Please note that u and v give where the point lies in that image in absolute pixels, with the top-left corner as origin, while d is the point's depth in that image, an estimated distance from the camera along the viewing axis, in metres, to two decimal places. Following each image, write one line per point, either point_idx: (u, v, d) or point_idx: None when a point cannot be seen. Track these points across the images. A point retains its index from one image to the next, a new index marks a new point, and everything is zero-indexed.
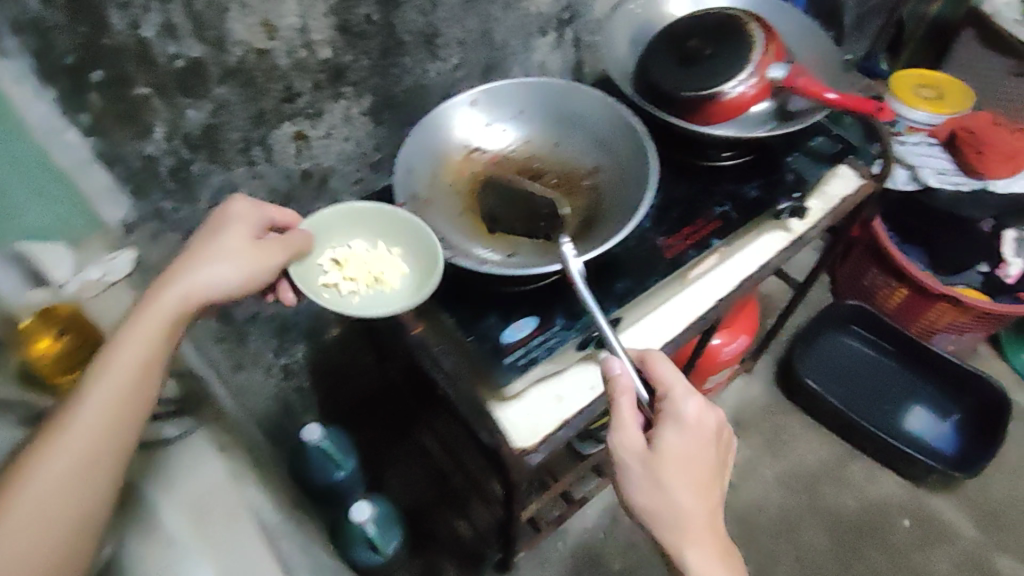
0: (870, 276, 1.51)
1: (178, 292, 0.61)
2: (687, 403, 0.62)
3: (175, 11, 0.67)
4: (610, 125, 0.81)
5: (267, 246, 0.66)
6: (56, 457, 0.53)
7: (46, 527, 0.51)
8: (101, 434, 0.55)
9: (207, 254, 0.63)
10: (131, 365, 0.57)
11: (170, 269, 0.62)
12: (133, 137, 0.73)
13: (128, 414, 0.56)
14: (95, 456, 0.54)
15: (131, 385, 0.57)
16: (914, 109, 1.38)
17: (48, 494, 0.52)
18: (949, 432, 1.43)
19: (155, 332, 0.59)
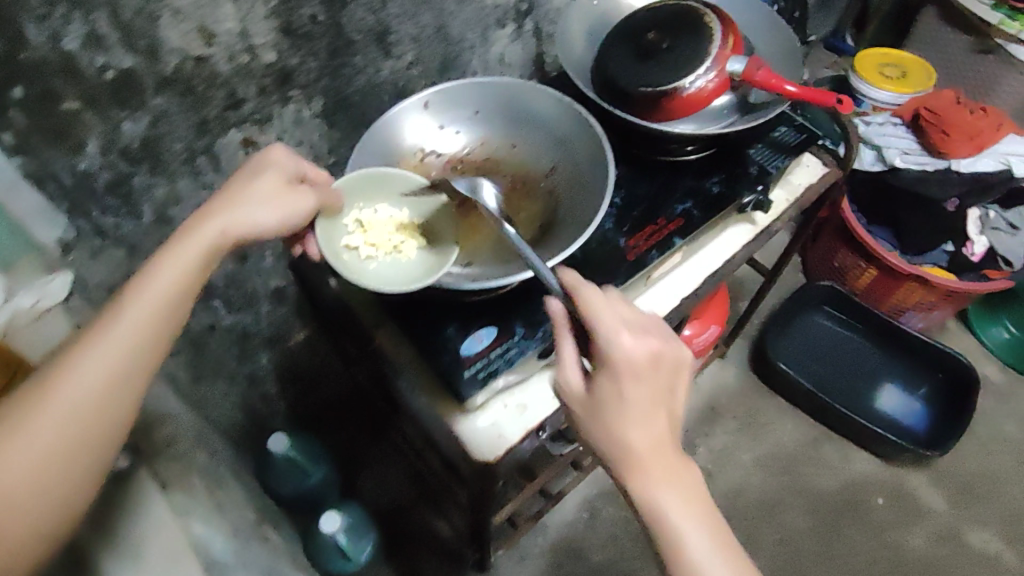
0: (840, 258, 1.51)
1: (216, 227, 0.60)
2: (618, 339, 0.56)
3: (100, 20, 0.63)
4: (568, 124, 0.79)
5: (304, 197, 0.65)
6: (72, 390, 0.50)
7: (51, 465, 0.49)
8: (119, 373, 0.52)
9: (246, 195, 0.63)
10: (162, 299, 0.56)
11: (209, 204, 0.62)
12: (65, 154, 0.69)
13: (151, 354, 0.55)
14: (109, 399, 0.52)
15: (159, 324, 0.55)
16: (878, 90, 1.41)
17: (57, 433, 0.49)
18: (919, 409, 1.46)
19: (190, 269, 0.58)
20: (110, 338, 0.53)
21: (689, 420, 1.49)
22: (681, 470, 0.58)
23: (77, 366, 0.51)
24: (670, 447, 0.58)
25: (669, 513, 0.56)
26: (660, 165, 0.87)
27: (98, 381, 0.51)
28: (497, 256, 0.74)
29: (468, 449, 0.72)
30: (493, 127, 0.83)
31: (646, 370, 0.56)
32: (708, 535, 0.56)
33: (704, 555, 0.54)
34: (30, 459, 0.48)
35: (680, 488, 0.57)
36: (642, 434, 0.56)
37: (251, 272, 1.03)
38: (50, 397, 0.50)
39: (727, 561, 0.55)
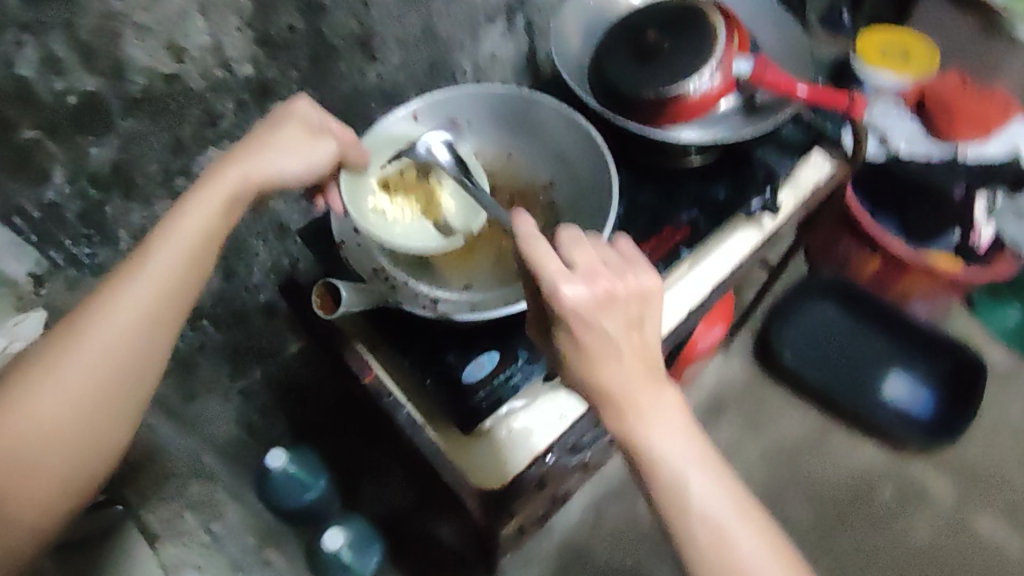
0: (844, 246, 1.46)
1: (234, 175, 0.60)
2: (566, 289, 0.53)
3: (56, 42, 0.59)
4: (566, 133, 0.75)
5: (325, 150, 0.65)
6: (100, 335, 0.53)
7: (87, 401, 0.52)
8: (144, 319, 0.54)
9: (268, 141, 0.63)
10: (185, 246, 0.57)
11: (232, 152, 0.62)
12: (28, 186, 0.65)
13: (176, 301, 0.56)
14: (134, 344, 0.54)
15: (181, 270, 0.56)
16: (877, 74, 1.32)
17: (89, 375, 0.52)
18: (926, 398, 1.40)
19: (212, 216, 0.59)
20: (134, 285, 0.54)
21: (694, 416, 1.47)
22: (659, 400, 0.55)
23: (105, 311, 0.53)
24: (644, 379, 0.55)
25: (648, 445, 0.54)
26: (664, 170, 0.83)
27: (124, 327, 0.54)
28: (496, 277, 0.70)
29: (470, 480, 0.68)
30: (486, 137, 0.78)
31: (606, 309, 0.54)
32: (694, 457, 0.54)
33: (688, 478, 0.53)
34: (66, 399, 0.51)
35: (656, 419, 0.55)
36: (610, 375, 0.55)
37: (239, 288, 0.98)
38: (82, 343, 0.53)
39: (714, 479, 0.54)
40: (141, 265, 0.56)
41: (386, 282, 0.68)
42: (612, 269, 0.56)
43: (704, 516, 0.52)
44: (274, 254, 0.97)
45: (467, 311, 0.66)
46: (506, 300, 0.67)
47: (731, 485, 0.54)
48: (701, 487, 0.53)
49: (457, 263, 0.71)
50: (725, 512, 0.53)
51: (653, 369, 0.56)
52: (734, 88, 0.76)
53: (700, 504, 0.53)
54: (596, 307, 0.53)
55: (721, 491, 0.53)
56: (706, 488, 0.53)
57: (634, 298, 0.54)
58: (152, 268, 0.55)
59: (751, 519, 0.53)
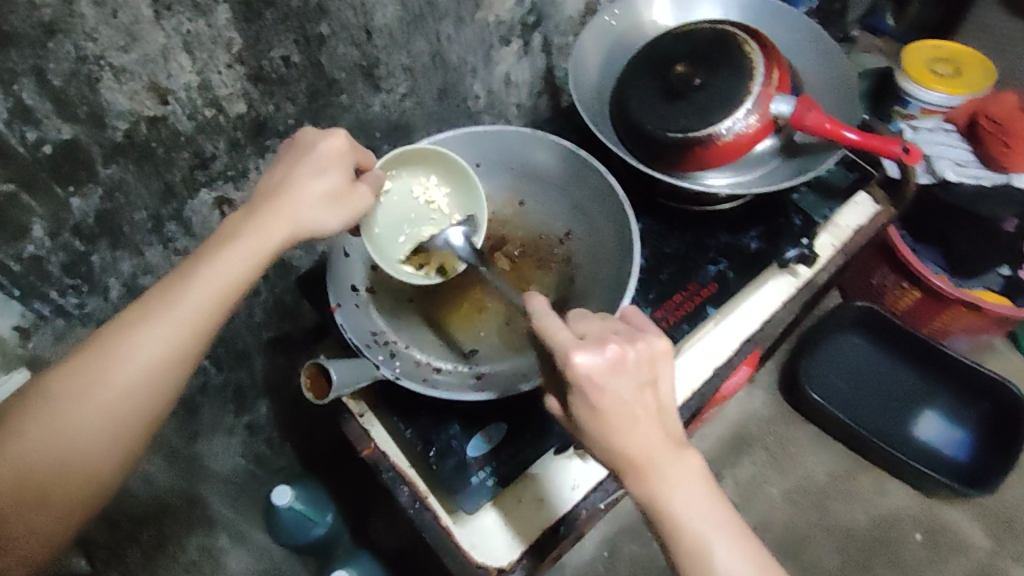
0: (879, 275, 1.37)
1: (277, 224, 0.53)
2: (575, 357, 0.47)
3: (26, 90, 0.53)
4: (583, 183, 0.68)
5: (365, 200, 0.58)
6: (99, 385, 0.45)
7: (94, 453, 0.46)
8: (150, 374, 0.47)
9: (313, 192, 0.55)
10: (223, 294, 0.50)
11: (274, 194, 0.54)
12: (7, 243, 0.59)
13: (189, 355, 0.48)
14: (135, 401, 0.46)
15: (201, 324, 0.48)
16: (927, 90, 1.24)
17: (74, 428, 0.45)
18: (963, 439, 1.34)
19: (247, 268, 0.51)
20: (148, 331, 0.47)
21: (715, 451, 1.39)
22: (676, 464, 0.50)
23: (112, 357, 0.46)
24: (663, 442, 0.49)
25: (669, 508, 0.49)
26: (691, 216, 0.77)
27: (126, 378, 0.46)
28: (507, 342, 0.65)
29: (476, 557, 0.62)
30: (497, 181, 0.71)
31: (619, 372, 0.48)
32: (714, 523, 0.49)
33: (710, 548, 0.48)
34: (47, 453, 0.44)
35: (675, 487, 0.49)
36: (629, 445, 0.48)
37: (240, 327, 0.87)
38: (77, 389, 0.45)
39: (735, 544, 0.49)
40: (161, 306, 0.48)
41: (387, 347, 0.62)
42: (620, 332, 0.50)
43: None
44: (276, 290, 0.88)
45: (469, 390, 0.60)
46: (514, 380, 0.61)
47: (752, 548, 0.49)
48: (722, 557, 0.48)
49: (466, 324, 0.66)
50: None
51: (669, 432, 0.50)
52: (772, 129, 0.69)
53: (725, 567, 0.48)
54: (609, 373, 0.47)
55: (742, 558, 0.48)
56: (727, 557, 0.48)
57: (646, 362, 0.49)
58: (171, 312, 0.48)
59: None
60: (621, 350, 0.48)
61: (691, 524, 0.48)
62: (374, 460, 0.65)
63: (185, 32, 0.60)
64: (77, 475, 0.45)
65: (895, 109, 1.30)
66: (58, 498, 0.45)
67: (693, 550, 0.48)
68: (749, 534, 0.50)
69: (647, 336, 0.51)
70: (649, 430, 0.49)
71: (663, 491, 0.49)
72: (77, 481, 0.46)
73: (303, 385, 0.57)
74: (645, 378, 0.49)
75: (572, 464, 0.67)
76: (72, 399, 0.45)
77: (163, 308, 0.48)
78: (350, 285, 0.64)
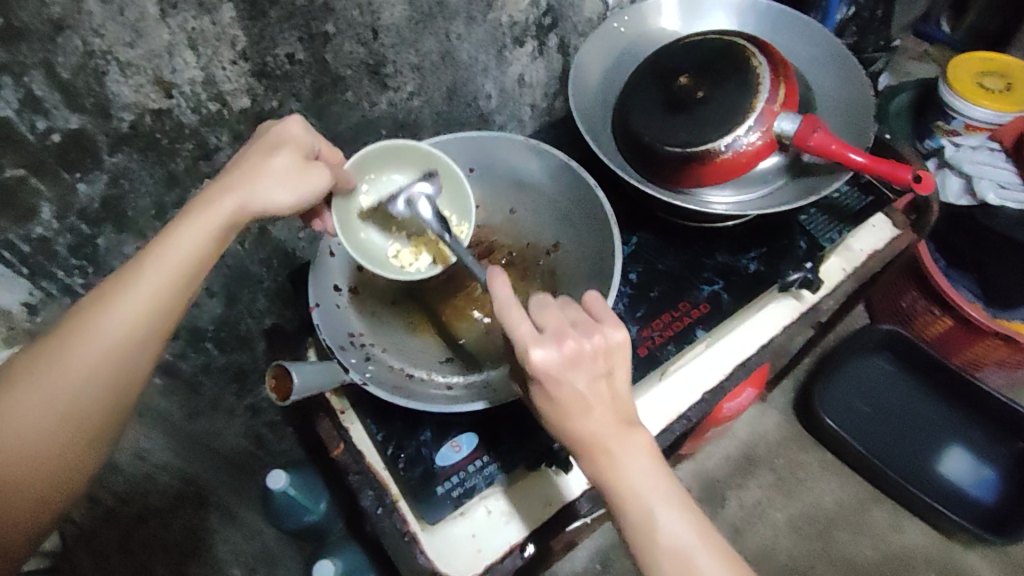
0: (908, 299, 1.30)
1: (233, 202, 0.53)
2: (531, 351, 0.48)
3: (36, 81, 0.54)
4: (570, 197, 0.72)
5: (321, 177, 0.57)
6: (60, 375, 0.44)
7: (60, 434, 0.44)
8: (113, 362, 0.46)
9: (261, 171, 0.54)
10: (179, 267, 0.49)
11: (226, 175, 0.54)
12: (14, 222, 0.60)
13: (152, 336, 0.47)
14: (100, 388, 0.45)
15: (164, 305, 0.48)
16: (973, 106, 1.16)
17: (37, 424, 0.43)
18: (990, 479, 1.25)
19: (202, 242, 0.50)
20: (107, 316, 0.46)
21: (721, 469, 1.36)
22: (629, 443, 0.49)
23: (71, 345, 0.45)
24: (614, 423, 0.49)
25: (617, 485, 0.48)
26: (688, 232, 0.76)
27: (88, 366, 0.45)
28: (482, 353, 0.68)
29: (440, 566, 0.63)
30: (490, 187, 0.76)
31: (574, 364, 0.48)
32: (669, 500, 0.48)
33: (663, 522, 0.47)
34: (8, 452, 0.42)
35: (630, 464, 0.49)
36: (586, 424, 0.49)
37: (242, 313, 0.86)
38: (36, 382, 0.43)
39: (686, 519, 0.48)
40: (117, 290, 0.47)
41: (363, 350, 0.65)
42: (578, 324, 0.50)
43: (672, 562, 0.46)
44: (279, 280, 0.87)
45: (440, 402, 0.62)
46: (485, 393, 0.63)
47: (706, 527, 0.49)
48: (675, 533, 0.47)
49: (443, 332, 0.70)
50: (698, 555, 0.47)
51: (625, 412, 0.50)
52: (775, 148, 0.67)
53: (674, 542, 0.47)
54: (565, 368, 0.48)
55: (693, 533, 0.47)
56: (677, 532, 0.47)
57: (600, 353, 0.49)
58: (131, 294, 0.47)
59: (723, 560, 0.47)
60: (576, 344, 0.48)
61: (646, 500, 0.48)
62: (343, 461, 0.66)
63: (190, 29, 0.60)
64: (45, 473, 0.44)
65: (936, 125, 1.24)
66: (23, 500, 0.43)
67: (638, 526, 0.48)
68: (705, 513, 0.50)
69: (603, 327, 0.50)
70: (603, 412, 0.49)
71: (616, 468, 0.49)
72: (45, 477, 0.44)
73: (267, 385, 0.58)
74: (600, 369, 0.49)
75: (547, 480, 0.68)
76: (34, 382, 0.43)
77: (122, 291, 0.47)
78: (334, 284, 0.68)
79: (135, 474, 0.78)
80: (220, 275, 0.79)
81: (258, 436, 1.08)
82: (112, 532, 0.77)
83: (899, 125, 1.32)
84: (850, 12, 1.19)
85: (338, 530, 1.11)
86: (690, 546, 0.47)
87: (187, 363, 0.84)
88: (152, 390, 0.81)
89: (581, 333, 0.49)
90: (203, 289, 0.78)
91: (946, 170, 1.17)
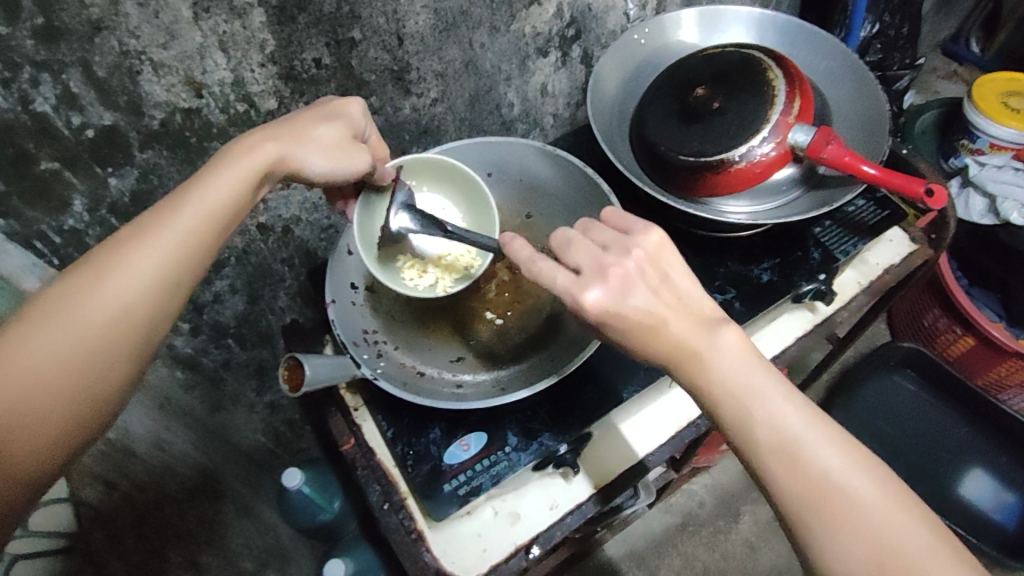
0: (931, 317, 1.28)
1: (270, 155, 0.54)
2: (586, 293, 0.49)
3: (73, 79, 0.56)
4: (584, 204, 0.73)
5: (362, 154, 0.59)
6: (93, 303, 0.44)
7: (87, 363, 0.43)
8: (148, 294, 0.46)
9: (301, 132, 0.56)
10: (216, 207, 0.50)
11: (264, 130, 0.56)
12: (48, 214, 0.63)
13: (182, 275, 0.48)
14: (129, 321, 0.45)
15: (195, 244, 0.49)
16: (996, 124, 1.12)
17: (62, 353, 0.42)
18: (1013, 504, 1.20)
19: (237, 187, 0.52)
20: (145, 249, 0.46)
21: (737, 483, 1.31)
22: (718, 343, 0.49)
23: (101, 278, 0.44)
24: (692, 329, 0.49)
25: (713, 386, 0.48)
26: (702, 240, 0.76)
27: (117, 298, 0.44)
28: (494, 353, 0.70)
29: (445, 565, 0.63)
30: (506, 194, 0.78)
31: (629, 289, 0.49)
32: (770, 388, 0.48)
33: (769, 414, 0.47)
34: (35, 372, 0.41)
35: (722, 365, 0.48)
36: (668, 336, 0.49)
37: (263, 310, 0.88)
38: (63, 311, 0.43)
39: (788, 405, 0.47)
40: (153, 226, 0.48)
41: (375, 347, 0.68)
42: (613, 247, 0.52)
43: (787, 453, 0.45)
44: (300, 279, 0.88)
45: (449, 401, 0.63)
46: (494, 394, 0.65)
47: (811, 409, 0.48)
48: (780, 420, 0.46)
49: (455, 332, 0.71)
50: (804, 440, 0.46)
51: (700, 318, 0.50)
52: (790, 160, 0.67)
53: (784, 430, 0.46)
54: (621, 295, 0.49)
55: (800, 418, 0.46)
56: (784, 421, 0.46)
57: (648, 265, 0.51)
58: (164, 231, 0.47)
59: (834, 439, 0.46)
60: (620, 268, 0.50)
61: (744, 397, 0.47)
62: (354, 456, 0.68)
63: (221, 32, 0.61)
64: (63, 410, 0.42)
65: (961, 142, 1.20)
66: (39, 439, 0.41)
67: (739, 420, 0.47)
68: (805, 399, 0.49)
69: (637, 240, 0.52)
70: (677, 323, 0.49)
71: (709, 372, 0.48)
72: (69, 411, 0.42)
73: (280, 377, 0.59)
74: (654, 282, 0.50)
75: (554, 483, 0.69)
76: (68, 307, 0.43)
77: (155, 229, 0.47)
78: (350, 283, 0.69)
79: (152, 461, 0.79)
80: (242, 272, 0.80)
81: (275, 432, 1.09)
82: (126, 515, 0.76)
83: (924, 145, 1.30)
84: (874, 30, 1.19)
85: (349, 530, 1.11)
86: (798, 434, 0.46)
87: (207, 358, 0.86)
88: (172, 381, 0.83)
89: (620, 256, 0.51)
90: (226, 285, 0.79)
91: (969, 189, 1.16)
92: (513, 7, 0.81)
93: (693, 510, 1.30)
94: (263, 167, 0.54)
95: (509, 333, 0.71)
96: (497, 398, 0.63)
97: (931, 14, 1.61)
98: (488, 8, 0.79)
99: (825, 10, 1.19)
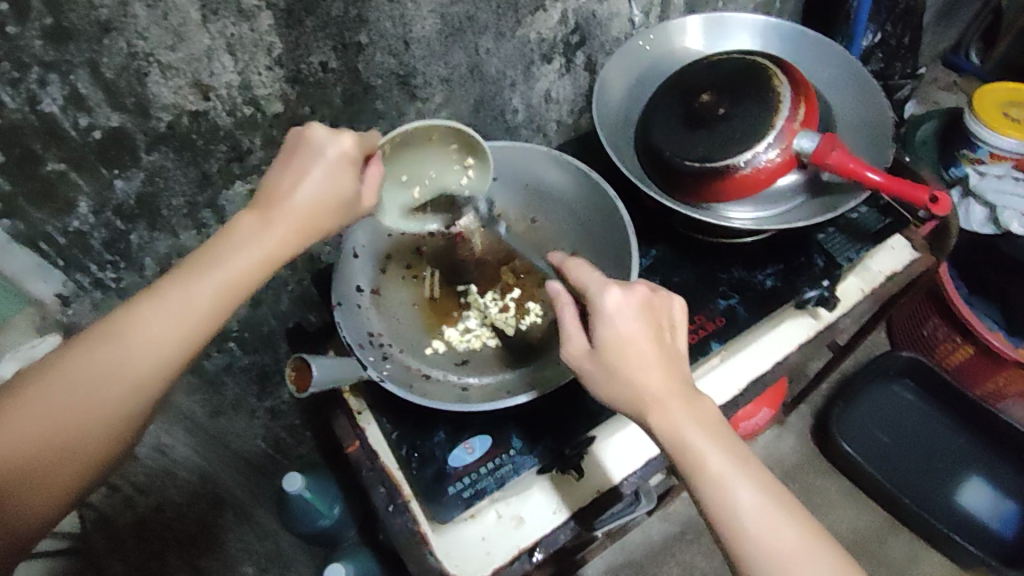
0: (930, 326, 1.29)
1: (284, 231, 0.50)
2: (606, 293, 0.53)
3: (81, 80, 0.55)
4: (590, 209, 0.74)
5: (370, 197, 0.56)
6: (103, 372, 0.44)
7: (83, 427, 0.43)
8: (156, 368, 0.45)
9: (306, 201, 0.51)
10: (231, 285, 0.48)
11: (274, 192, 0.51)
12: (53, 215, 0.61)
13: (187, 352, 0.46)
14: (134, 392, 0.44)
15: (203, 325, 0.46)
16: (999, 136, 1.11)
17: (66, 422, 0.43)
18: (1011, 512, 1.21)
19: (251, 267, 0.48)
20: (159, 324, 0.45)
21: None
22: (691, 410, 0.51)
23: (112, 350, 0.44)
24: (673, 389, 0.51)
25: (688, 456, 0.49)
26: (705, 247, 0.77)
27: (119, 377, 0.44)
28: (499, 356, 0.70)
29: (448, 567, 0.63)
30: (512, 199, 0.78)
31: (636, 312, 0.53)
32: (734, 464, 0.49)
33: (724, 477, 0.48)
34: (41, 429, 0.42)
35: (691, 432, 0.50)
36: (641, 382, 0.51)
37: (266, 314, 0.87)
38: (73, 379, 0.43)
39: (751, 477, 0.49)
40: (169, 298, 0.46)
41: (381, 349, 0.67)
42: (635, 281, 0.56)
43: (753, 524, 0.47)
44: (303, 283, 0.88)
45: (454, 403, 0.63)
46: (498, 398, 0.65)
47: (768, 480, 0.49)
48: (744, 492, 0.48)
49: (458, 337, 0.71)
50: (768, 511, 0.47)
51: (681, 381, 0.52)
52: (795, 166, 0.67)
53: (746, 503, 0.48)
54: (635, 307, 0.53)
55: (762, 491, 0.48)
56: (750, 493, 0.48)
57: (663, 308, 0.54)
58: (177, 308, 0.46)
59: (794, 512, 0.48)
60: (644, 289, 0.54)
61: (714, 470, 0.49)
62: (358, 459, 0.68)
63: (229, 35, 0.61)
64: (59, 476, 0.43)
65: (962, 153, 1.19)
66: (41, 494, 0.42)
67: (707, 489, 0.48)
68: (765, 472, 0.50)
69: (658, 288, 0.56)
70: (658, 380, 0.51)
71: (679, 437, 0.50)
72: (70, 469, 0.43)
73: (286, 376, 0.58)
74: (660, 322, 0.54)
75: (556, 487, 0.68)
76: (79, 374, 0.43)
77: (167, 300, 0.46)
78: (355, 285, 0.70)
79: (154, 467, 0.78)
80: None
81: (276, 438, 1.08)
82: (127, 517, 0.76)
83: (926, 153, 1.31)
84: (876, 39, 1.20)
85: (347, 538, 1.10)
86: (760, 503, 0.48)
87: (209, 362, 0.84)
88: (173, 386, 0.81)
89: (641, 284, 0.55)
90: None
91: (970, 199, 1.17)
92: (518, 13, 0.81)
93: (692, 518, 1.29)
94: (286, 246, 0.50)
95: (514, 337, 0.71)
96: (504, 400, 0.63)
97: (932, 25, 1.63)
98: (493, 13, 0.79)
99: (827, 18, 1.19)
